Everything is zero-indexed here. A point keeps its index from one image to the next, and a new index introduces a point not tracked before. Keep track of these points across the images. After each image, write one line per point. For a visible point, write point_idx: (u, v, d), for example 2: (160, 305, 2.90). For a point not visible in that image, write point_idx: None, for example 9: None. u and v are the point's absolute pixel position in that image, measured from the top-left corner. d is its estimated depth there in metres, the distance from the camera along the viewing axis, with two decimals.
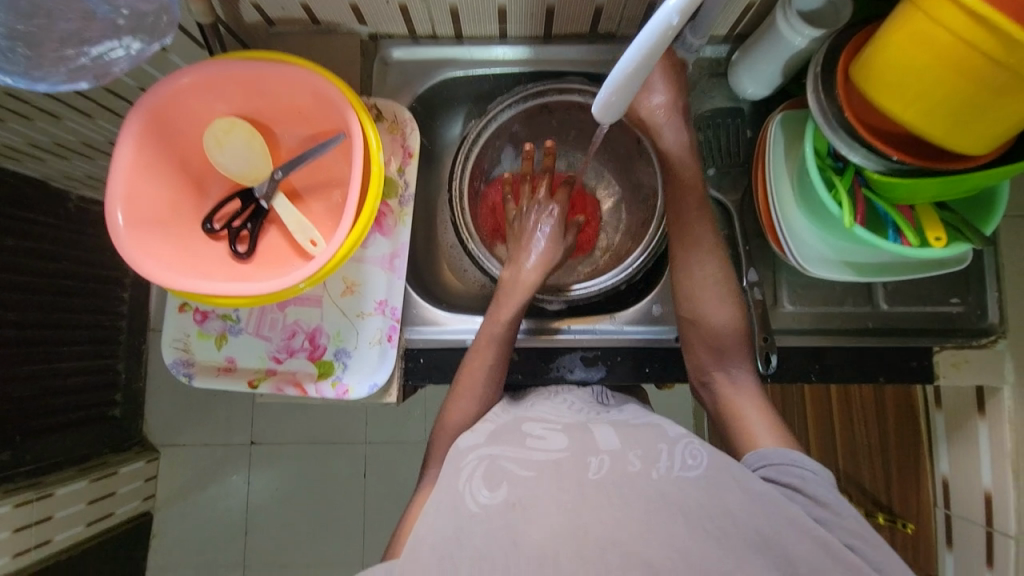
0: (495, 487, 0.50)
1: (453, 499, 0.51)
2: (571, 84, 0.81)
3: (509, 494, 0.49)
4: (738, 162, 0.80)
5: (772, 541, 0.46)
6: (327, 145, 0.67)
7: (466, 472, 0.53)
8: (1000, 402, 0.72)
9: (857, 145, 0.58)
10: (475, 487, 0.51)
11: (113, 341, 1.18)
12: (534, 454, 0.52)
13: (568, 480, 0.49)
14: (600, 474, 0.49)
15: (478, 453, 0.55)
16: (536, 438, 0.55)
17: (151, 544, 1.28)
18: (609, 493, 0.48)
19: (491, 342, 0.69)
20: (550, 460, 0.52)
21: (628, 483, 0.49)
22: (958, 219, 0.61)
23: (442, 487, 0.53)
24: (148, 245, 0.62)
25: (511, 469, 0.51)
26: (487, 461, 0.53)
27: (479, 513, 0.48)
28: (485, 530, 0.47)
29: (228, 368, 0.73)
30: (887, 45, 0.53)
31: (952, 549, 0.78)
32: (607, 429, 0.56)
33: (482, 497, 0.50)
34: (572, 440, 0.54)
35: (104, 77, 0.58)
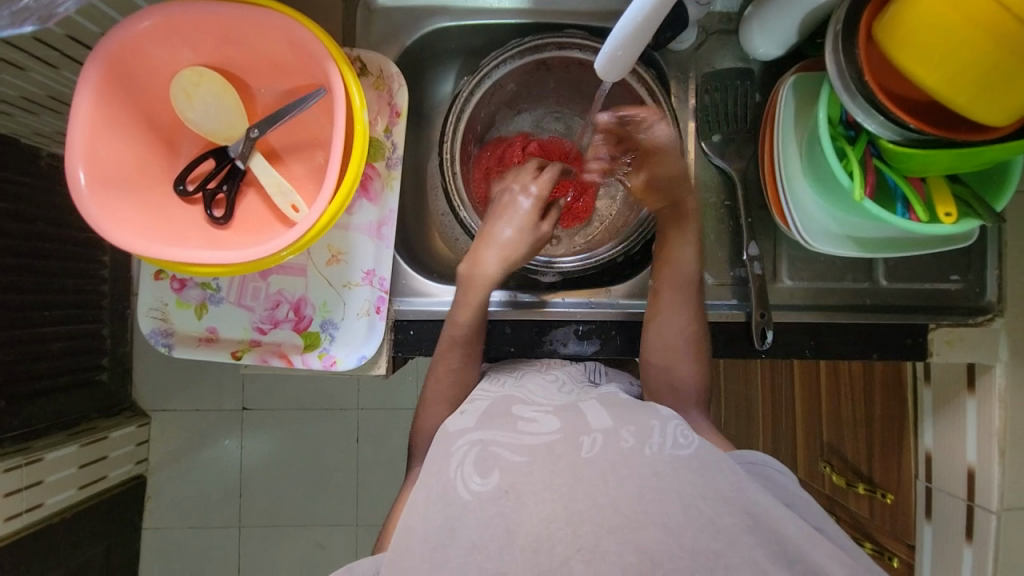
0: (487, 474, 0.49)
1: (444, 488, 0.50)
2: (573, 39, 0.75)
3: (501, 480, 0.48)
4: (745, 128, 0.75)
5: (768, 525, 0.46)
6: (307, 101, 0.62)
7: (456, 458, 0.52)
8: (992, 380, 0.72)
9: (875, 112, 0.55)
10: (466, 473, 0.50)
11: (96, 307, 1.15)
12: (525, 437, 0.51)
13: (561, 461, 0.48)
14: (592, 452, 0.49)
15: (468, 438, 0.53)
16: (528, 420, 0.54)
17: (146, 506, 1.29)
18: (604, 471, 0.47)
19: (452, 345, 0.67)
20: (543, 441, 0.51)
21: (620, 460, 0.48)
22: (969, 193, 0.59)
23: (433, 473, 0.52)
24: (115, 208, 0.58)
25: (503, 453, 0.50)
26: (479, 447, 0.52)
27: (471, 501, 0.47)
28: (479, 522, 0.46)
29: (210, 338, 0.70)
30: (913, 2, 0.49)
31: (930, 520, 0.81)
32: (595, 407, 0.55)
33: (474, 484, 0.49)
34: (563, 420, 0.53)
35: (50, 20, 0.53)
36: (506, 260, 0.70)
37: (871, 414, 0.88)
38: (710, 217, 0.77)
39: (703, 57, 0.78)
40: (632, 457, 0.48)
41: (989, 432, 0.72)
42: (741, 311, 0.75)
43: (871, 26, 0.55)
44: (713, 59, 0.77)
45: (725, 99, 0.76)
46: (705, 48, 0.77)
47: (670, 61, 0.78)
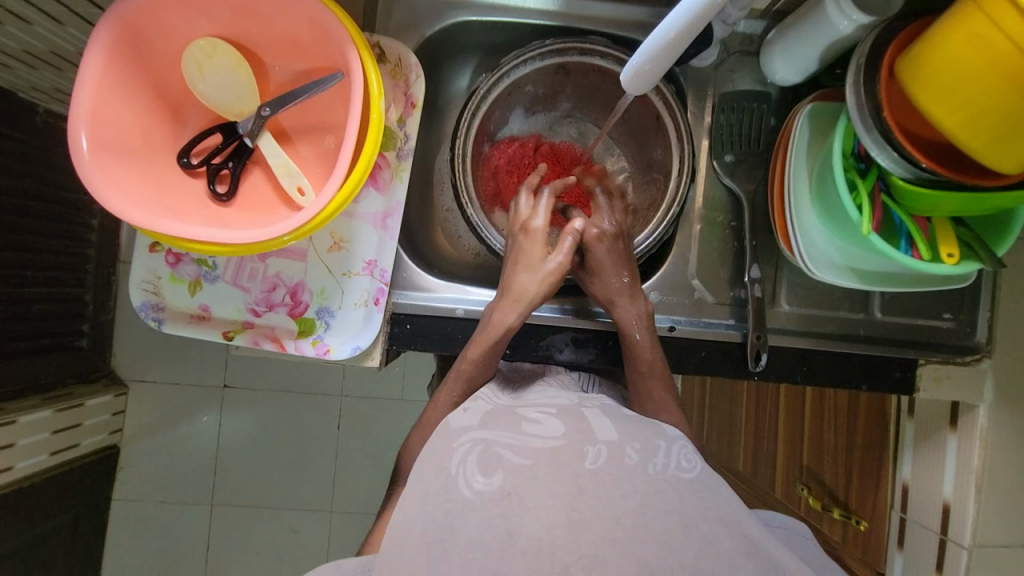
0: (490, 474, 0.49)
1: (444, 483, 0.49)
2: (594, 46, 0.75)
3: (505, 480, 0.48)
4: (757, 151, 0.76)
5: (761, 547, 0.46)
6: (323, 84, 0.61)
7: (457, 455, 0.51)
8: (975, 419, 0.74)
9: (890, 148, 0.55)
10: (468, 472, 0.50)
11: (80, 270, 1.12)
12: (529, 441, 0.52)
13: (565, 470, 0.49)
14: (596, 464, 0.49)
15: (471, 436, 0.53)
16: (533, 424, 0.55)
17: (117, 476, 1.26)
18: (607, 483, 0.48)
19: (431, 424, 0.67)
20: (547, 447, 0.51)
21: (624, 475, 0.49)
22: (971, 235, 0.60)
23: (433, 469, 0.51)
24: (116, 176, 0.57)
25: (507, 455, 0.50)
26: (482, 446, 0.51)
27: (473, 499, 0.47)
28: (480, 517, 0.46)
29: (202, 317, 0.69)
30: (940, 43, 0.50)
31: (902, 549, 0.82)
32: (600, 419, 0.56)
33: (477, 483, 0.48)
34: (569, 427, 0.54)
35: None
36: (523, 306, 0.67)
37: (853, 442, 0.88)
38: (715, 236, 0.77)
39: (721, 76, 0.78)
40: (636, 475, 0.49)
41: (966, 470, 0.74)
42: (738, 332, 0.75)
43: (893, 66, 0.56)
44: (731, 79, 0.78)
45: (741, 121, 0.76)
46: (723, 68, 0.78)
47: (689, 77, 0.78)
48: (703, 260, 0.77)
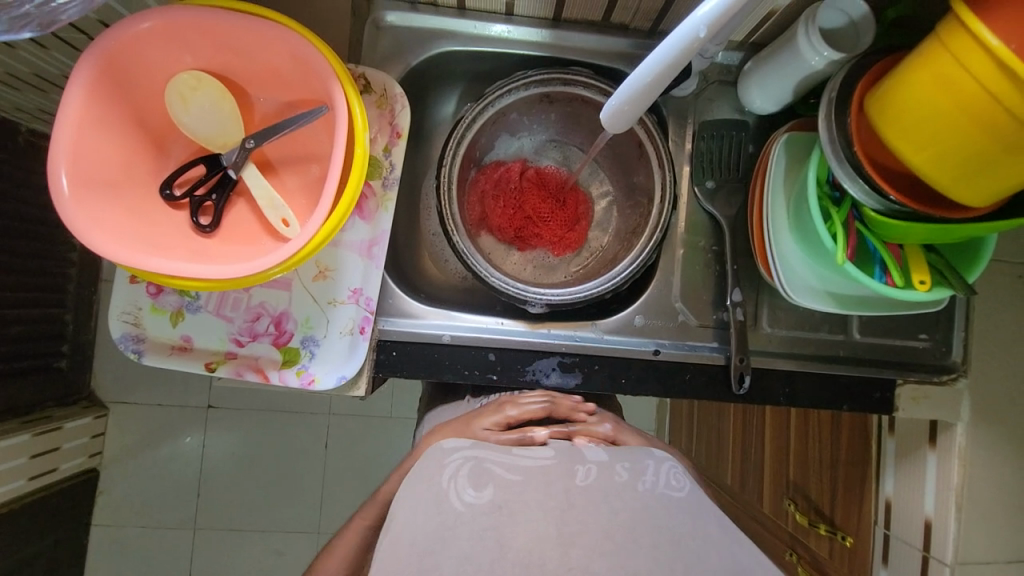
0: (481, 488, 0.51)
1: (435, 496, 0.51)
2: (577, 77, 0.76)
3: (495, 494, 0.50)
4: (736, 177, 0.77)
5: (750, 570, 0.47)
6: (307, 117, 0.61)
7: (449, 470, 0.54)
8: (953, 437, 0.75)
9: (860, 179, 0.57)
10: (459, 485, 0.52)
11: (60, 291, 1.10)
12: (521, 460, 0.55)
13: (555, 486, 0.51)
14: (585, 480, 0.52)
15: (463, 453, 0.56)
16: (526, 447, 0.58)
17: (96, 501, 1.22)
18: (596, 497, 0.50)
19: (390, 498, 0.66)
20: (537, 467, 0.54)
21: (612, 490, 0.51)
22: (942, 263, 0.62)
23: (425, 482, 0.53)
24: (97, 210, 0.56)
25: (499, 471, 0.53)
26: (473, 463, 0.54)
27: (463, 512, 0.49)
28: (470, 531, 0.47)
29: (184, 348, 0.68)
30: (906, 82, 0.52)
31: (887, 565, 0.83)
32: (589, 446, 0.60)
33: (467, 495, 0.50)
34: (560, 452, 0.57)
35: (52, 27, 0.53)
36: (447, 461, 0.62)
37: (836, 457, 0.91)
38: (698, 261, 0.79)
39: (701, 105, 0.80)
40: (623, 490, 0.51)
41: (947, 488, 0.75)
42: (721, 355, 0.76)
43: (863, 100, 0.58)
44: (710, 107, 0.80)
45: (719, 148, 0.78)
46: (704, 96, 0.80)
47: (671, 105, 0.80)
48: (687, 283, 0.78)
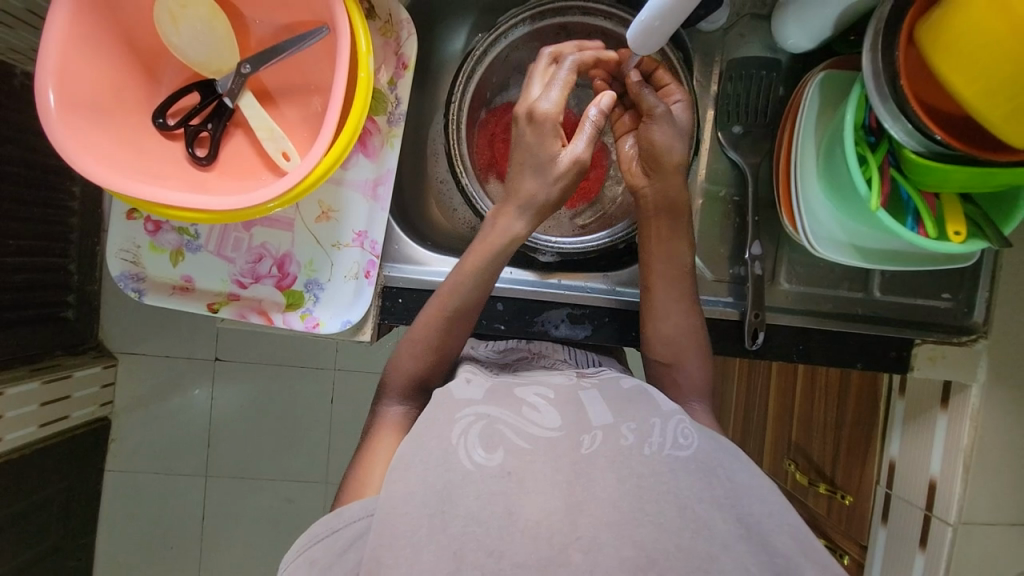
0: (492, 449, 0.49)
1: (444, 454, 0.49)
2: (597, 5, 0.72)
3: (506, 459, 0.49)
4: (764, 122, 0.73)
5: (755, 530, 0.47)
6: (305, 40, 0.57)
7: (460, 426, 0.51)
8: (967, 398, 0.74)
9: (904, 119, 0.53)
10: (469, 443, 0.50)
11: (64, 240, 1.08)
12: (530, 428, 0.52)
13: (561, 460, 0.49)
14: (592, 448, 0.50)
15: (475, 409, 0.53)
16: (532, 409, 0.54)
17: (110, 448, 1.25)
18: (603, 467, 0.48)
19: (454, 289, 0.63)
20: (544, 439, 0.51)
21: (618, 457, 0.49)
22: (978, 214, 0.58)
23: (433, 435, 0.52)
24: (86, 135, 0.53)
25: (510, 434, 0.51)
26: (484, 421, 0.52)
27: (473, 472, 0.48)
28: (478, 491, 0.46)
29: (185, 288, 0.66)
30: (961, 6, 0.47)
31: (886, 524, 0.84)
32: (596, 402, 0.56)
33: (478, 456, 0.49)
34: (567, 418, 0.54)
35: None
36: (530, 214, 0.63)
37: (841, 420, 0.92)
38: (716, 212, 0.76)
39: (731, 42, 0.75)
40: (632, 456, 0.49)
41: (955, 449, 0.74)
42: (735, 310, 0.74)
43: (913, 28, 0.53)
44: (741, 44, 0.75)
45: (746, 91, 0.73)
46: (733, 32, 0.74)
47: (696, 41, 0.75)
48: (704, 236, 0.76)
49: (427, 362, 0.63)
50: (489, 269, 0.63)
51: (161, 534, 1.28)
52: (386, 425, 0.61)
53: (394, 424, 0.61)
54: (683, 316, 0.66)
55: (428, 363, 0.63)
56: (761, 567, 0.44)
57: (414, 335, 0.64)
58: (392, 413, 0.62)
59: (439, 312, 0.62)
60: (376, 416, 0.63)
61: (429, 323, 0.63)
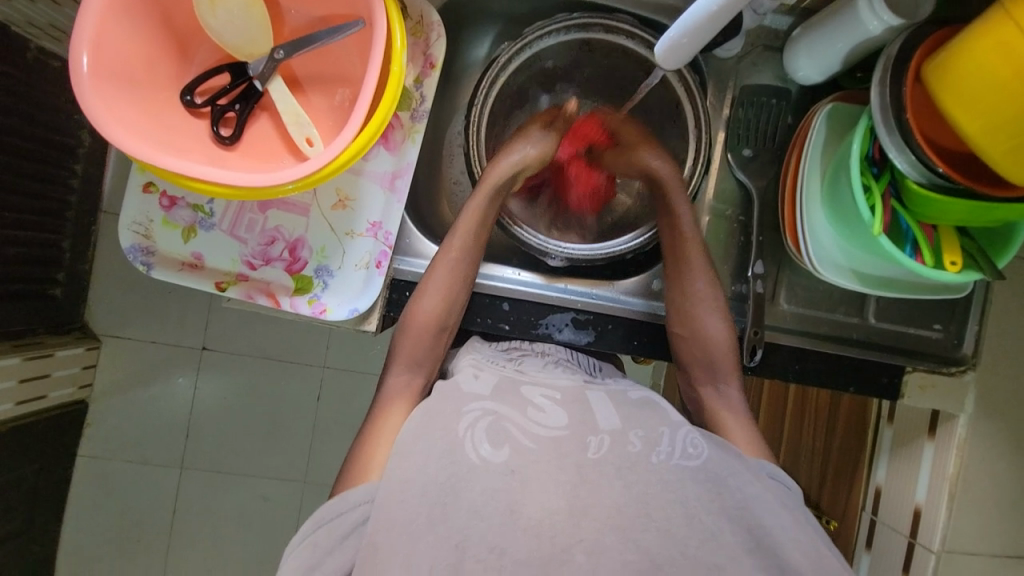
0: (498, 445, 0.51)
1: (450, 445, 0.51)
2: (620, 24, 0.74)
3: (511, 457, 0.50)
4: (773, 147, 0.76)
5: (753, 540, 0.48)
6: (341, 31, 0.59)
7: (467, 420, 0.53)
8: (953, 429, 0.76)
9: (909, 150, 0.56)
10: (475, 437, 0.51)
11: (60, 216, 1.06)
12: (534, 427, 0.53)
13: (565, 459, 0.50)
14: (597, 454, 0.51)
15: (482, 404, 0.54)
16: (537, 409, 0.54)
17: (84, 432, 1.22)
18: (608, 474, 0.49)
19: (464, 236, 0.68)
20: (547, 438, 0.52)
21: (627, 465, 0.50)
22: (974, 246, 0.61)
23: (438, 427, 0.53)
24: (115, 104, 0.54)
25: (516, 432, 0.52)
26: (491, 417, 0.53)
27: (478, 465, 0.49)
28: (483, 487, 0.48)
29: (194, 265, 0.66)
30: (968, 49, 0.50)
31: (869, 550, 0.85)
32: (603, 403, 0.57)
33: (483, 450, 0.50)
34: (572, 416, 0.55)
35: None
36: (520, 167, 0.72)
37: (830, 444, 0.93)
38: (722, 230, 0.78)
39: (745, 69, 0.78)
40: (637, 464, 0.50)
41: (941, 478, 0.76)
42: (736, 326, 0.76)
43: (918, 68, 0.56)
44: (754, 72, 0.78)
45: (757, 116, 0.76)
46: (747, 60, 0.78)
47: (711, 66, 0.78)
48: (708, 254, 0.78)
49: (445, 303, 0.66)
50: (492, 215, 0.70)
51: (128, 525, 1.24)
52: (393, 393, 0.62)
53: (401, 393, 0.62)
54: (691, 279, 0.69)
55: (446, 303, 0.66)
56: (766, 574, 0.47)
57: (430, 282, 0.66)
58: (398, 382, 0.63)
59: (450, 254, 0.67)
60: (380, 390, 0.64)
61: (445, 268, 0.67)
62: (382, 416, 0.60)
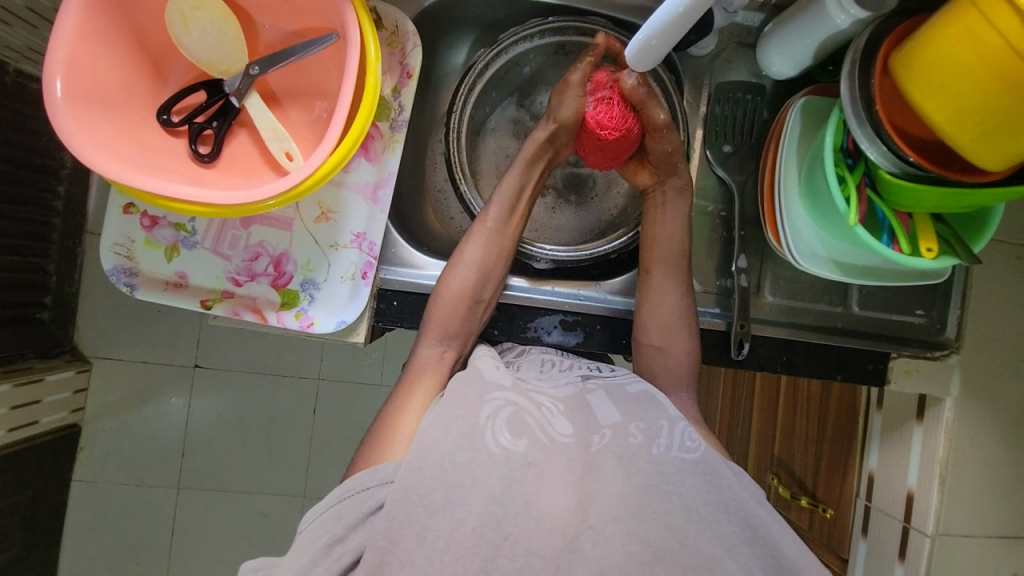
0: (518, 435, 0.52)
1: (470, 430, 0.52)
2: (595, 27, 0.75)
3: (529, 449, 0.51)
4: (751, 143, 0.77)
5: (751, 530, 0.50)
6: (316, 44, 0.59)
7: (488, 408, 0.54)
8: (941, 412, 0.77)
9: (879, 141, 0.56)
10: (496, 426, 0.52)
11: (44, 239, 1.05)
12: (548, 427, 0.54)
13: (573, 462, 0.52)
14: (600, 446, 0.53)
15: (504, 393, 0.56)
16: (548, 412, 0.56)
17: (78, 457, 1.21)
18: (612, 463, 0.51)
19: (503, 212, 0.71)
20: (557, 442, 0.53)
21: (628, 456, 0.52)
22: (950, 233, 0.62)
23: (459, 410, 0.54)
24: (91, 127, 0.54)
25: (533, 425, 0.54)
26: (512, 407, 0.54)
27: (498, 453, 0.50)
28: (502, 471, 0.49)
29: (179, 284, 0.66)
30: (933, 40, 0.51)
31: (865, 537, 0.86)
32: (603, 402, 0.59)
33: (504, 439, 0.51)
34: (576, 424, 0.55)
35: None
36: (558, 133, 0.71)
37: (822, 432, 0.93)
38: (704, 226, 0.79)
39: (720, 66, 0.79)
40: (639, 457, 0.52)
41: (931, 461, 0.77)
42: (722, 321, 0.77)
43: (887, 59, 0.57)
44: (729, 69, 0.79)
45: (734, 112, 0.77)
46: (722, 58, 0.79)
47: (686, 64, 0.79)
48: (692, 250, 0.79)
49: (479, 280, 0.68)
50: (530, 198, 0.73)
51: (126, 549, 1.22)
52: (425, 362, 0.64)
53: (434, 363, 0.65)
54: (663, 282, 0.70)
55: (479, 279, 0.68)
56: (762, 567, 0.49)
57: (463, 260, 0.68)
58: (430, 353, 0.65)
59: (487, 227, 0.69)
60: (412, 359, 0.66)
61: (478, 242, 0.69)
62: (414, 383, 0.62)
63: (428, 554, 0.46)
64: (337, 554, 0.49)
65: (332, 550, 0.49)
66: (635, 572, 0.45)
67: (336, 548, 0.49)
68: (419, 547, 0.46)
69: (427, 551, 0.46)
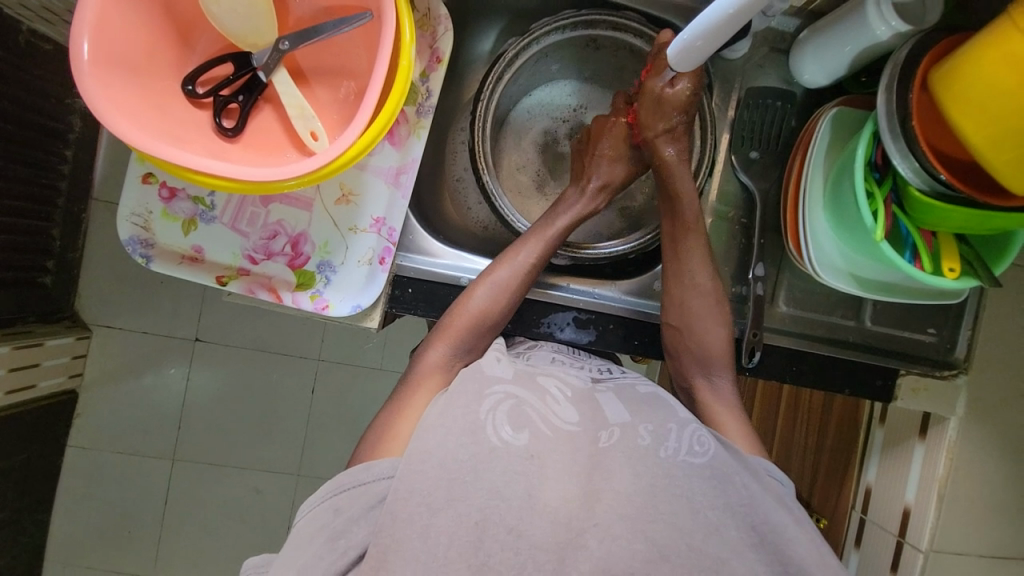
0: (519, 428, 0.52)
1: (470, 427, 0.52)
2: (629, 23, 0.73)
3: (530, 442, 0.52)
4: (778, 151, 0.76)
5: (759, 536, 0.50)
6: (348, 23, 0.58)
7: (488, 403, 0.54)
8: (944, 432, 0.77)
9: (912, 157, 0.56)
10: (497, 419, 0.53)
11: (50, 203, 1.04)
12: (551, 416, 0.54)
13: (579, 453, 0.52)
14: (609, 444, 0.53)
15: (503, 387, 0.56)
16: (553, 399, 0.56)
17: (74, 423, 1.21)
18: (620, 460, 0.52)
19: (540, 244, 0.70)
20: (562, 430, 0.54)
21: (636, 456, 0.52)
22: (972, 254, 0.62)
23: (460, 406, 0.54)
24: (116, 93, 0.53)
25: (535, 418, 0.54)
26: (512, 401, 0.54)
27: (499, 447, 0.50)
28: (504, 466, 0.49)
29: (195, 258, 0.65)
30: (975, 59, 0.50)
31: (858, 548, 0.87)
32: (611, 402, 0.59)
33: (505, 433, 0.51)
34: (582, 414, 0.57)
35: None
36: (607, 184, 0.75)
37: (821, 444, 0.95)
38: (723, 232, 0.79)
39: (752, 71, 0.78)
40: (647, 457, 0.52)
41: (931, 478, 0.77)
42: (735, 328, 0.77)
43: (926, 75, 0.56)
44: (760, 74, 0.78)
45: (761, 118, 0.76)
46: (753, 62, 0.78)
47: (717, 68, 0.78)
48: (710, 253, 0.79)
49: (502, 305, 0.67)
50: (566, 229, 0.72)
51: (119, 516, 1.23)
52: (428, 368, 0.64)
53: (435, 370, 0.64)
54: (699, 293, 0.69)
55: (505, 305, 0.68)
56: (769, 569, 0.49)
57: (490, 280, 0.67)
58: (436, 358, 0.64)
59: (523, 255, 0.68)
60: (416, 360, 0.65)
61: (511, 268, 0.68)
62: (415, 389, 0.62)
63: (429, 550, 0.46)
64: (342, 548, 0.49)
65: (336, 543, 0.49)
66: (640, 570, 0.46)
67: (341, 541, 0.49)
68: (423, 546, 0.46)
69: (428, 549, 0.46)
